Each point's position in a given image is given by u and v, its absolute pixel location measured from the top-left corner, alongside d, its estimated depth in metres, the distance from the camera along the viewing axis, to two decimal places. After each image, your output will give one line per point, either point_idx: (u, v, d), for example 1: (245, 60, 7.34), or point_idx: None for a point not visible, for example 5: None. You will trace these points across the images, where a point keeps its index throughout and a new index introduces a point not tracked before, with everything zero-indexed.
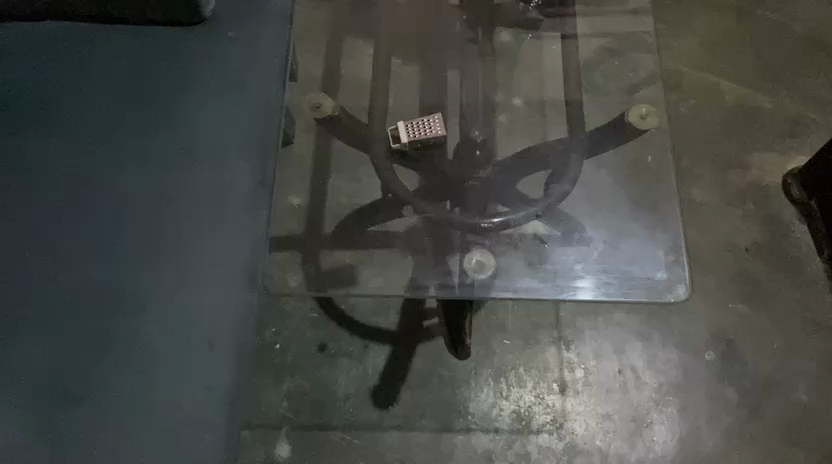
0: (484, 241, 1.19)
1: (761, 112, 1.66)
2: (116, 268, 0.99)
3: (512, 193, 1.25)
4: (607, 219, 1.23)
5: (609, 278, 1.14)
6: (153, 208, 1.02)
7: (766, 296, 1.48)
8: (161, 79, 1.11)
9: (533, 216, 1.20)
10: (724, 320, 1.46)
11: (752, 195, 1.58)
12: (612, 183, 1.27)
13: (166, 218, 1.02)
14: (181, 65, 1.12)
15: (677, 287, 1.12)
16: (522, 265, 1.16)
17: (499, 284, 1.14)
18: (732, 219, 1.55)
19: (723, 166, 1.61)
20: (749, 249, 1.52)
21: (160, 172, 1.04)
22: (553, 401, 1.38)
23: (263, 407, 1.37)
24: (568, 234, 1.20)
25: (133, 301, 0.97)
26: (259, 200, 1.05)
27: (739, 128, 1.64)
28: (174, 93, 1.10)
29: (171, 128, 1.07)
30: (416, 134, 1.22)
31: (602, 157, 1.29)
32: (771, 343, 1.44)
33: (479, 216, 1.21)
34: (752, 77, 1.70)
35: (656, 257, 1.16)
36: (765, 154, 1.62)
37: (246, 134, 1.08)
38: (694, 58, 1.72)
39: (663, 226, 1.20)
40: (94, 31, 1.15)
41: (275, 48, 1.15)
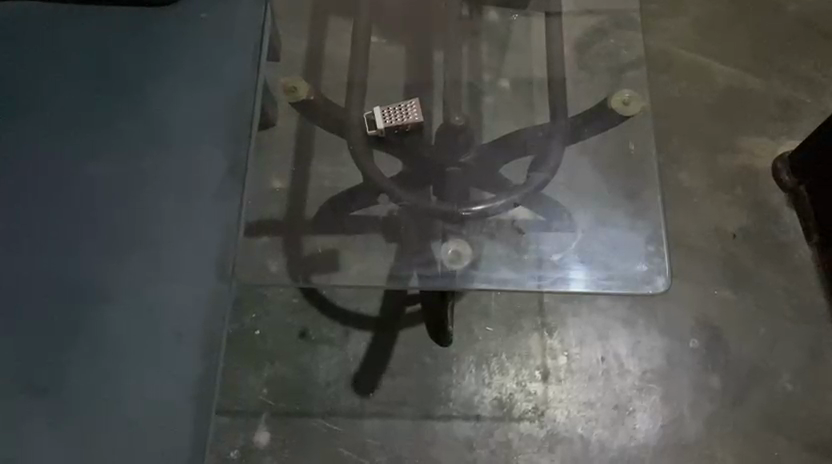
0: (461, 229, 1.18)
1: (753, 96, 1.63)
2: (85, 257, 0.97)
3: (492, 180, 1.23)
4: (588, 206, 1.21)
5: (587, 270, 1.13)
6: (122, 195, 1.01)
7: (752, 283, 1.47)
8: (132, 62, 1.08)
9: (512, 205, 1.19)
10: (709, 307, 1.45)
11: (741, 179, 1.55)
12: (593, 168, 1.24)
13: (136, 206, 1.00)
14: (151, 47, 1.09)
15: (656, 279, 1.11)
16: (499, 256, 1.15)
17: (476, 274, 1.13)
18: (720, 205, 1.53)
19: (712, 150, 1.58)
20: (736, 236, 1.50)
21: (131, 160, 1.03)
22: (536, 389, 1.37)
23: (243, 394, 1.36)
24: (547, 223, 1.18)
25: (102, 291, 0.95)
26: (233, 188, 1.03)
27: (729, 111, 1.62)
28: (147, 77, 1.08)
29: (142, 114, 1.05)
30: (394, 119, 1.23)
31: (584, 143, 1.27)
32: (756, 331, 1.43)
33: (457, 206, 1.20)
34: (744, 59, 1.67)
35: (635, 247, 1.15)
36: (755, 138, 1.59)
37: (220, 120, 1.06)
38: (684, 40, 1.69)
39: (645, 215, 1.18)
40: (65, 12, 1.12)
41: (249, 30, 1.12)
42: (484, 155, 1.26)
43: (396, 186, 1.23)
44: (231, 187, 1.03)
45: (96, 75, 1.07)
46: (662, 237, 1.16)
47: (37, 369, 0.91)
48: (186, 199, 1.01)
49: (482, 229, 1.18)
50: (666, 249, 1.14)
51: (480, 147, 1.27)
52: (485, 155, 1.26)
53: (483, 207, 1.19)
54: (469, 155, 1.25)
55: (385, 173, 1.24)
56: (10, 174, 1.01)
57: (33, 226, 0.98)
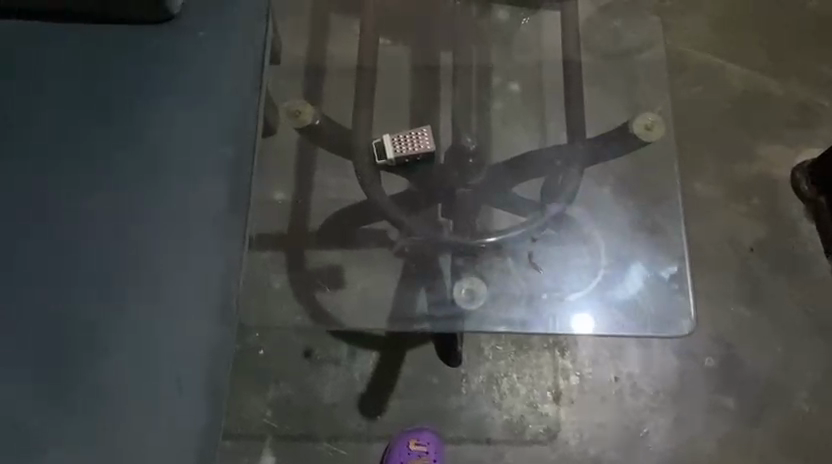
0: (474, 263, 1.16)
1: (771, 99, 1.57)
2: (80, 297, 0.93)
3: (507, 210, 1.19)
4: (606, 238, 1.18)
5: (606, 309, 1.11)
6: (118, 230, 0.96)
7: (768, 298, 1.42)
8: (125, 82, 1.02)
9: (527, 239, 1.17)
10: (724, 324, 1.41)
11: (759, 188, 1.50)
12: (611, 200, 1.22)
13: (132, 242, 0.95)
14: (145, 66, 1.03)
15: (681, 321, 1.09)
16: (514, 293, 1.12)
17: (492, 315, 1.11)
18: (736, 216, 1.48)
19: (729, 157, 1.52)
20: (753, 249, 1.45)
21: (127, 192, 0.98)
22: (548, 410, 1.34)
23: (247, 417, 1.32)
24: (563, 258, 1.16)
25: (100, 334, 0.91)
26: (234, 221, 0.98)
27: (747, 115, 1.55)
28: (140, 99, 1.01)
29: (137, 140, 1.00)
30: (404, 149, 1.17)
31: (600, 171, 1.24)
32: (772, 348, 1.39)
33: (470, 237, 1.17)
34: (763, 58, 1.59)
35: (658, 286, 1.12)
36: (773, 145, 1.54)
37: (219, 146, 1.01)
38: (700, 38, 1.61)
39: (666, 250, 1.15)
40: (54, 28, 1.06)
41: (249, 46, 1.06)
42: (498, 183, 1.22)
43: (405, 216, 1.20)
44: (232, 220, 0.98)
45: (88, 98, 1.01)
46: (685, 273, 1.13)
47: (33, 419, 0.88)
48: (185, 234, 0.96)
49: (495, 265, 1.15)
50: (690, 287, 1.12)
51: (493, 176, 1.23)
52: (499, 183, 1.22)
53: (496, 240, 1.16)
54: (481, 184, 1.22)
55: (395, 200, 1.20)
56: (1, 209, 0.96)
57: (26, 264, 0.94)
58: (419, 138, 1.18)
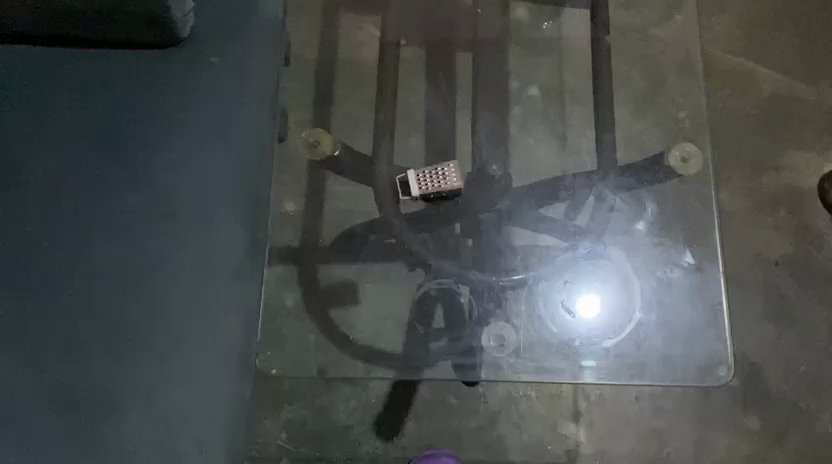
0: (500, 307, 1.09)
1: (800, 105, 1.51)
2: (98, 347, 0.93)
3: (538, 247, 1.12)
4: (640, 274, 1.11)
5: (637, 359, 1.07)
6: (132, 283, 0.96)
7: (794, 315, 1.39)
8: (136, 124, 1.01)
9: (559, 281, 1.09)
10: (748, 341, 1.38)
11: (786, 200, 1.46)
12: (642, 233, 1.15)
13: (147, 295, 0.95)
14: (156, 106, 1.01)
15: (718, 369, 1.08)
16: (546, 342, 1.06)
17: (524, 366, 1.06)
18: (761, 228, 1.44)
19: (756, 166, 1.47)
20: (779, 263, 1.42)
21: (142, 239, 0.97)
22: (569, 431, 1.31)
23: (261, 439, 1.29)
24: (598, 301, 1.08)
25: (118, 385, 0.92)
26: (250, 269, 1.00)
27: (775, 122, 1.50)
28: (150, 138, 1.00)
29: (151, 184, 0.99)
30: (430, 185, 1.08)
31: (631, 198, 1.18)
32: (798, 367, 1.36)
33: (500, 278, 1.11)
34: (792, 61, 1.54)
35: (694, 330, 1.10)
36: (802, 153, 1.48)
37: (235, 188, 1.00)
38: (727, 39, 1.55)
39: (705, 293, 1.11)
40: (61, 56, 1.03)
41: (265, 78, 1.05)
42: (526, 217, 1.14)
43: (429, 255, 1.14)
44: (250, 268, 0.99)
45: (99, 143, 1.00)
46: (722, 322, 1.10)
47: None
48: (201, 282, 0.96)
49: (527, 312, 1.08)
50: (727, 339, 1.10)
51: (523, 204, 1.15)
52: (530, 213, 1.14)
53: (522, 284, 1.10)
54: (511, 216, 1.14)
55: (413, 227, 1.14)
56: (14, 255, 0.96)
57: (41, 312, 0.94)
58: (446, 173, 1.08)
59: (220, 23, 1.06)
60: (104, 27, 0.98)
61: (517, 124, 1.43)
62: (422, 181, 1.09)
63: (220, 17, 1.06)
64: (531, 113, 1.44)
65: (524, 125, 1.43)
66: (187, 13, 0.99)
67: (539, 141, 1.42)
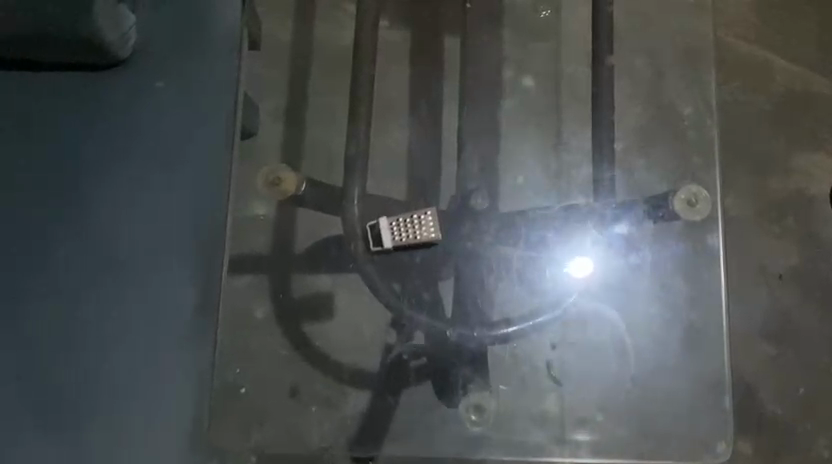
0: (479, 367, 1.01)
1: (817, 100, 1.38)
2: (65, 366, 1.03)
3: (523, 294, 1.03)
4: (632, 330, 1.04)
5: (637, 428, 1.01)
6: (98, 311, 1.04)
7: (795, 332, 1.31)
8: (92, 158, 1.07)
9: (548, 346, 1.04)
10: (744, 360, 1.30)
11: (793, 208, 1.35)
12: (640, 284, 1.05)
13: (107, 322, 1.04)
14: (107, 135, 1.07)
15: (715, 444, 1.00)
16: (535, 412, 1.02)
17: (501, 439, 1.01)
18: (766, 238, 1.34)
19: (763, 169, 1.36)
20: (782, 276, 1.33)
21: (86, 298, 1.04)
22: None
23: None
24: (585, 364, 1.03)
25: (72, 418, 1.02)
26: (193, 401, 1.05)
27: (787, 120, 1.38)
28: (98, 169, 1.07)
29: (101, 236, 1.06)
30: (404, 235, 0.98)
31: (639, 234, 1.05)
32: (795, 389, 1.29)
33: (481, 331, 1.01)
34: (811, 52, 1.40)
35: (692, 399, 1.02)
36: (814, 154, 1.37)
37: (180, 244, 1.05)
38: (739, 25, 1.41)
39: (705, 358, 1.03)
40: (11, 86, 1.09)
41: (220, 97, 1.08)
42: (514, 256, 1.03)
43: (395, 296, 1.04)
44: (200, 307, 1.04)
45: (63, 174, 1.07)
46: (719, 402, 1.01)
47: None
48: (149, 334, 1.04)
49: (519, 378, 1.03)
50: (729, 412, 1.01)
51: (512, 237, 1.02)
52: (522, 242, 1.03)
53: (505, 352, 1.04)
54: (498, 252, 1.03)
55: (371, 252, 1.01)
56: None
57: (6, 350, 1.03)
58: (423, 223, 0.99)
59: (177, 40, 1.10)
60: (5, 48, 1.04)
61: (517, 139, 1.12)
62: (397, 231, 0.98)
63: (177, 32, 1.10)
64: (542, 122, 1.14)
65: (525, 138, 1.13)
66: (125, 31, 1.06)
67: (531, 177, 1.10)
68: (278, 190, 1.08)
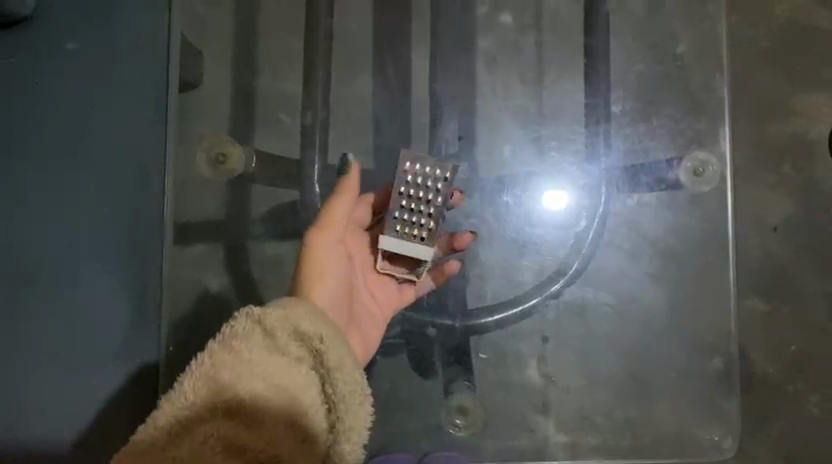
0: (468, 369, 0.88)
1: (823, 35, 1.25)
2: None
3: (514, 267, 0.88)
4: (623, 313, 0.88)
5: (626, 393, 0.87)
6: (17, 307, 0.71)
7: (788, 290, 1.23)
8: (13, 124, 0.72)
9: (539, 341, 0.89)
10: (739, 321, 1.23)
11: (794, 154, 1.25)
12: (639, 270, 0.88)
13: (30, 324, 0.71)
14: (42, 103, 0.72)
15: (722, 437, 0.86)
16: (520, 399, 0.89)
17: (493, 442, 0.87)
18: (760, 187, 1.24)
19: (760, 110, 1.25)
20: (777, 229, 1.24)
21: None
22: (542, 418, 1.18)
23: None
24: (576, 358, 0.89)
25: (29, 360, 0.71)
26: (102, 334, 0.71)
27: (792, 57, 1.25)
28: (25, 147, 0.72)
29: (23, 248, 0.72)
30: (426, 203, 0.73)
31: (649, 199, 0.88)
32: (787, 348, 1.22)
33: (459, 321, 0.86)
34: None
35: (698, 403, 0.86)
36: (816, 94, 1.25)
37: (103, 239, 0.71)
38: None
39: (714, 351, 0.87)
40: None
41: (165, 43, 0.72)
42: (502, 227, 0.87)
43: None
44: (145, 308, 0.72)
45: None
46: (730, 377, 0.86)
47: None
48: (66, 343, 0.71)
49: (486, 352, 0.90)
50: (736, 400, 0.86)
51: (486, 202, 0.87)
52: (495, 211, 0.87)
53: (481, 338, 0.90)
54: (477, 227, 0.87)
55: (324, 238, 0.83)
56: None
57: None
58: (422, 179, 0.73)
59: None
60: None
61: (499, 90, 0.93)
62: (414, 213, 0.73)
63: None
64: (536, 75, 0.94)
65: (508, 89, 0.93)
66: None
67: (514, 143, 0.90)
68: (226, 167, 0.89)
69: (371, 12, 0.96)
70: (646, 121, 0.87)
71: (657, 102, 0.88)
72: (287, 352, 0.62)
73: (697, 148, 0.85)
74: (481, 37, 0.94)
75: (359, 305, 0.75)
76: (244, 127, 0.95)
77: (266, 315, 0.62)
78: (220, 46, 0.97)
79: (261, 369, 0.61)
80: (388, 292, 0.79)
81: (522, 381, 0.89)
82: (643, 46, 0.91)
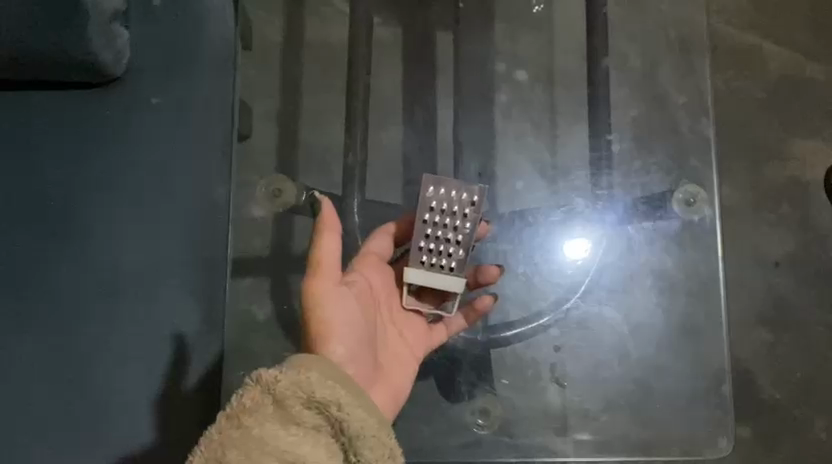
0: (485, 376, 0.93)
1: (812, 87, 1.38)
2: (59, 375, 0.82)
3: (528, 292, 0.94)
4: (634, 331, 0.94)
5: (634, 401, 0.92)
6: (102, 312, 0.83)
7: (791, 320, 1.32)
8: (105, 159, 0.85)
9: (550, 349, 0.95)
10: (746, 350, 1.31)
11: (790, 194, 1.35)
12: (640, 289, 0.96)
13: (112, 328, 0.82)
14: (130, 144, 0.85)
15: (718, 438, 0.89)
16: (535, 401, 0.92)
17: (508, 443, 0.90)
18: (759, 224, 1.34)
19: (758, 155, 1.36)
20: (779, 264, 1.33)
21: (85, 323, 0.83)
22: None
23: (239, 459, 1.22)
24: (587, 365, 0.94)
25: (113, 358, 0.82)
26: (174, 338, 0.83)
27: (785, 105, 1.37)
28: (115, 176, 0.85)
29: (111, 263, 0.84)
30: (454, 231, 0.81)
31: (649, 234, 0.97)
32: (793, 375, 1.30)
33: (481, 333, 0.94)
34: (798, 36, 1.40)
35: (695, 404, 0.91)
36: (809, 139, 1.37)
37: (179, 257, 0.84)
38: (734, 10, 1.41)
39: (711, 359, 0.92)
40: (15, 105, 0.86)
41: (229, 97, 0.87)
42: (519, 253, 0.95)
43: None
44: (211, 313, 0.83)
45: (58, 165, 0.85)
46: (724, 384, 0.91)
47: None
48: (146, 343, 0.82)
49: (503, 358, 0.94)
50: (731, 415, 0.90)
51: (503, 230, 0.95)
52: (511, 242, 0.95)
53: (500, 350, 0.94)
54: (496, 254, 0.94)
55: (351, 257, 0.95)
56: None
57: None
58: (451, 201, 0.81)
59: (158, 35, 0.88)
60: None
61: (514, 136, 1.06)
62: (440, 236, 0.81)
63: (153, 27, 0.88)
64: (551, 123, 1.07)
65: (522, 137, 1.06)
66: (118, 48, 0.83)
67: (527, 180, 1.02)
68: (283, 198, 1.04)
69: (403, 71, 1.10)
70: (643, 161, 1.00)
71: (652, 143, 1.01)
72: (301, 421, 0.67)
73: (687, 181, 0.96)
74: (496, 89, 1.07)
75: (382, 343, 0.81)
76: (291, 169, 1.09)
77: (276, 387, 0.67)
78: (270, 102, 1.11)
79: (273, 443, 0.65)
80: (417, 330, 0.86)
81: (538, 384, 0.93)
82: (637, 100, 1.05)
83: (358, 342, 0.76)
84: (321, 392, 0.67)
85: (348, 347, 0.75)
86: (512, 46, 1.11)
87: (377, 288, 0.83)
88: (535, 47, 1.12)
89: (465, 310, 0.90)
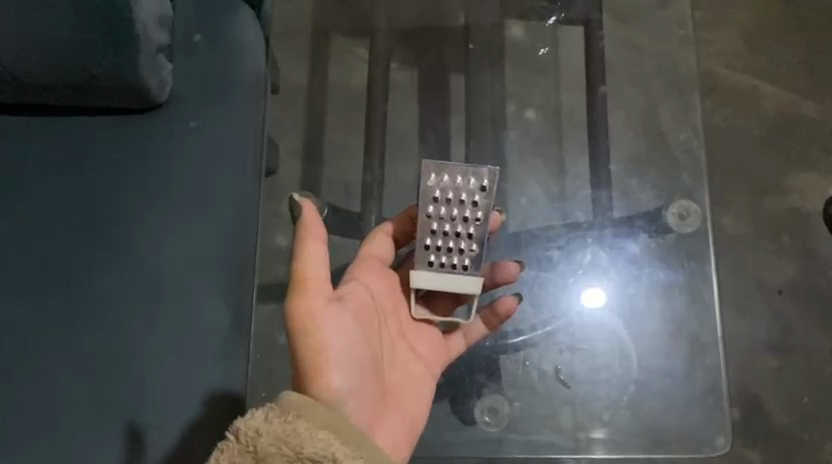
0: (494, 379, 0.99)
1: (807, 124, 1.46)
2: (101, 369, 0.89)
3: (536, 302, 0.99)
4: (631, 334, 1.02)
5: (633, 401, 0.99)
6: (142, 311, 0.90)
7: (796, 346, 1.35)
8: (147, 174, 0.94)
9: (554, 350, 0.99)
10: (752, 376, 1.34)
11: (790, 225, 1.41)
12: (640, 300, 1.03)
13: (151, 325, 0.90)
14: (170, 160, 0.94)
15: (715, 437, 0.96)
16: (540, 403, 0.99)
17: (516, 439, 0.96)
18: (761, 253, 1.40)
19: (757, 188, 1.43)
20: (782, 292, 1.38)
21: (127, 323, 0.90)
22: None
23: None
24: (590, 369, 0.99)
25: (150, 355, 0.89)
26: (206, 336, 0.89)
27: (781, 140, 1.45)
28: (157, 188, 0.94)
29: (151, 267, 0.91)
30: (463, 224, 0.85)
31: (644, 253, 1.03)
32: (799, 400, 1.33)
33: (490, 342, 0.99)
34: (790, 75, 1.48)
35: (691, 405, 0.97)
36: (805, 173, 1.43)
37: (214, 259, 0.92)
38: (730, 54, 1.49)
39: (708, 367, 0.99)
40: (72, 129, 0.96)
41: (257, 127, 0.97)
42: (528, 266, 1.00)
43: None
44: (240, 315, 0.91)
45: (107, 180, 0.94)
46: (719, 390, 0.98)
47: None
48: (181, 341, 0.89)
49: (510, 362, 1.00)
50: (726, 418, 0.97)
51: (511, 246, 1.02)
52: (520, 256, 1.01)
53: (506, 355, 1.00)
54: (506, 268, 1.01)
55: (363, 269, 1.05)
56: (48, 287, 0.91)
57: (17, 367, 0.89)
58: (459, 189, 0.84)
59: (197, 70, 0.97)
60: (52, 96, 0.93)
61: (521, 170, 1.16)
62: (451, 226, 0.84)
63: (192, 63, 0.98)
64: (557, 161, 1.18)
65: (528, 165, 1.17)
66: (163, 76, 0.93)
67: (533, 199, 1.14)
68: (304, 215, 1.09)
69: (418, 109, 1.21)
70: (634, 198, 1.13)
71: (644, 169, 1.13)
72: None
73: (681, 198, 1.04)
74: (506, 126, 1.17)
75: (392, 358, 0.85)
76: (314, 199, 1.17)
77: (259, 445, 0.68)
78: (296, 137, 1.21)
79: None
80: (427, 338, 0.90)
81: (542, 383, 1.00)
82: (635, 123, 1.16)
83: (363, 366, 0.78)
84: (310, 448, 0.68)
85: (348, 373, 0.77)
86: (519, 83, 1.20)
87: (384, 300, 0.87)
88: (541, 84, 1.21)
89: (485, 314, 0.93)
